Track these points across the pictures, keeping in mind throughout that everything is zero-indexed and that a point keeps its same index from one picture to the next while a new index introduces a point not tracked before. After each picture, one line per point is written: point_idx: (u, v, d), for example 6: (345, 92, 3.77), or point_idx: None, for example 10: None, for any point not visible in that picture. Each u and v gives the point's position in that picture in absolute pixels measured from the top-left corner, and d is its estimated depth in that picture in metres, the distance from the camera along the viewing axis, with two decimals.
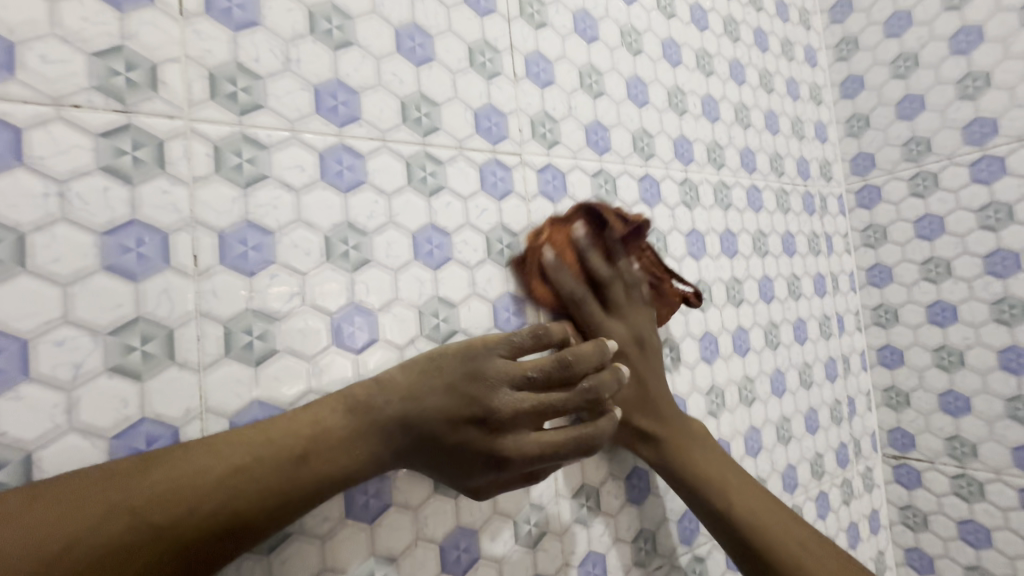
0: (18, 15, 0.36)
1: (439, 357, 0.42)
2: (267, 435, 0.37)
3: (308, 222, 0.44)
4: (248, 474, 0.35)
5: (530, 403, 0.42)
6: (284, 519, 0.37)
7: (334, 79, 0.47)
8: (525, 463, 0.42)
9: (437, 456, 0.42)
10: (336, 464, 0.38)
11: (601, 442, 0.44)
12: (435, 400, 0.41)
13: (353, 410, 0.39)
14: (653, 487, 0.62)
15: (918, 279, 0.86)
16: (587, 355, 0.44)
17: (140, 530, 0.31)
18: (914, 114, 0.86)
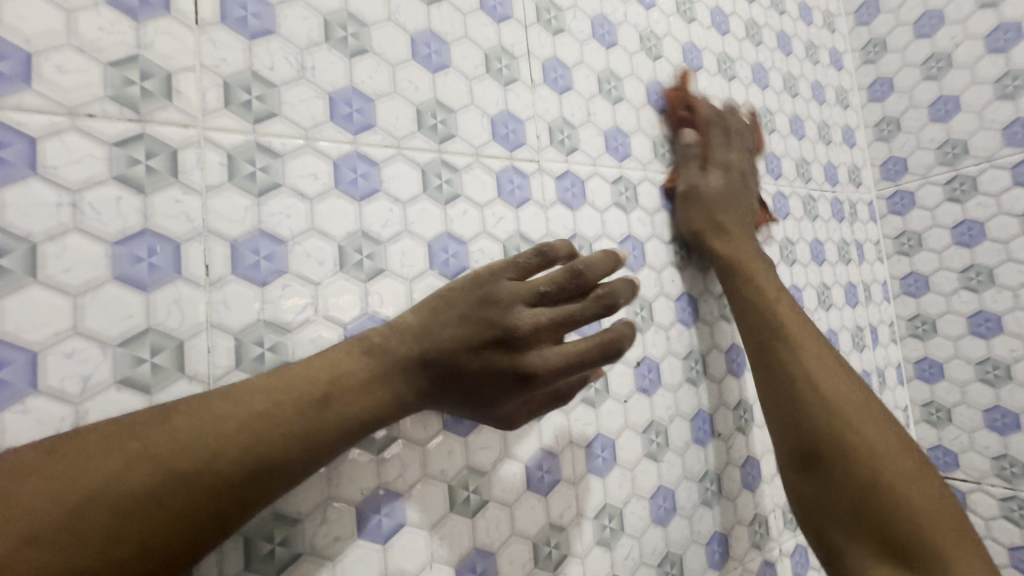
0: (35, 26, 0.36)
1: (450, 293, 0.40)
2: (286, 379, 0.36)
3: (322, 231, 0.43)
4: (273, 417, 0.34)
5: (548, 316, 0.40)
6: (313, 468, 0.36)
7: (349, 87, 0.46)
8: (552, 377, 0.40)
9: (461, 386, 0.40)
10: (359, 408, 0.37)
11: (626, 346, 0.41)
12: (450, 332, 0.39)
13: (371, 352, 0.38)
14: (678, 508, 0.59)
15: (957, 288, 0.82)
16: (598, 263, 0.42)
17: (168, 479, 0.30)
18: (948, 115, 0.82)
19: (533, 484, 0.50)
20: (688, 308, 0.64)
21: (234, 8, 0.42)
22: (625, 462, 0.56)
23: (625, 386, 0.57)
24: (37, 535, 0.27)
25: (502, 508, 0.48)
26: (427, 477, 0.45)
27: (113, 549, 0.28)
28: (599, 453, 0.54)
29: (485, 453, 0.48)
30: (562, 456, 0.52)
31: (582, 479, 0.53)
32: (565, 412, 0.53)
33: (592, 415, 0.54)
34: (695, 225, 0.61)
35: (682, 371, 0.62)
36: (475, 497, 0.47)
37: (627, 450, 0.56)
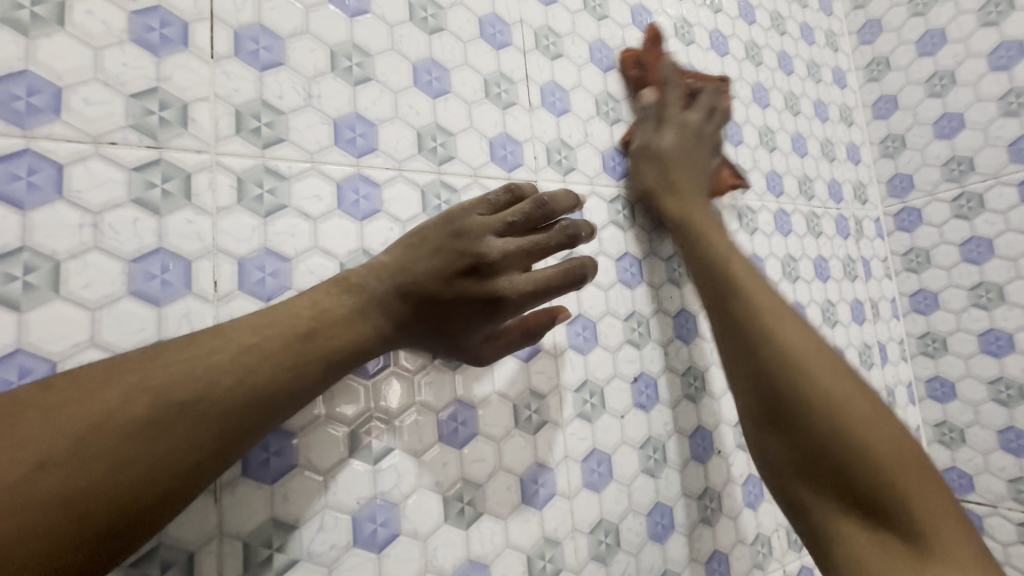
0: (67, 63, 0.39)
1: (423, 231, 0.42)
2: (269, 317, 0.37)
3: (324, 250, 0.46)
4: (259, 350, 0.36)
5: (517, 245, 0.41)
6: (303, 399, 0.38)
7: (353, 113, 0.49)
8: (519, 302, 0.42)
9: (435, 317, 0.42)
10: (343, 339, 0.39)
11: (588, 271, 0.44)
12: (424, 265, 0.41)
13: (350, 292, 0.40)
14: (677, 525, 0.59)
15: (967, 306, 0.81)
16: (562, 198, 0.44)
17: (164, 408, 0.32)
18: (953, 132, 0.82)
19: (528, 498, 0.51)
20: (687, 324, 0.64)
21: (247, 43, 0.45)
22: (621, 478, 0.56)
23: (621, 401, 0.58)
24: (46, 461, 0.28)
25: (497, 520, 0.49)
26: (423, 488, 0.46)
27: (122, 474, 0.30)
28: (595, 467, 0.55)
29: (479, 465, 0.49)
30: (557, 470, 0.53)
31: (577, 493, 0.53)
32: (560, 426, 0.54)
33: (588, 430, 0.55)
34: (645, 181, 0.60)
35: (681, 387, 0.62)
36: (470, 508, 0.48)
37: (624, 465, 0.56)
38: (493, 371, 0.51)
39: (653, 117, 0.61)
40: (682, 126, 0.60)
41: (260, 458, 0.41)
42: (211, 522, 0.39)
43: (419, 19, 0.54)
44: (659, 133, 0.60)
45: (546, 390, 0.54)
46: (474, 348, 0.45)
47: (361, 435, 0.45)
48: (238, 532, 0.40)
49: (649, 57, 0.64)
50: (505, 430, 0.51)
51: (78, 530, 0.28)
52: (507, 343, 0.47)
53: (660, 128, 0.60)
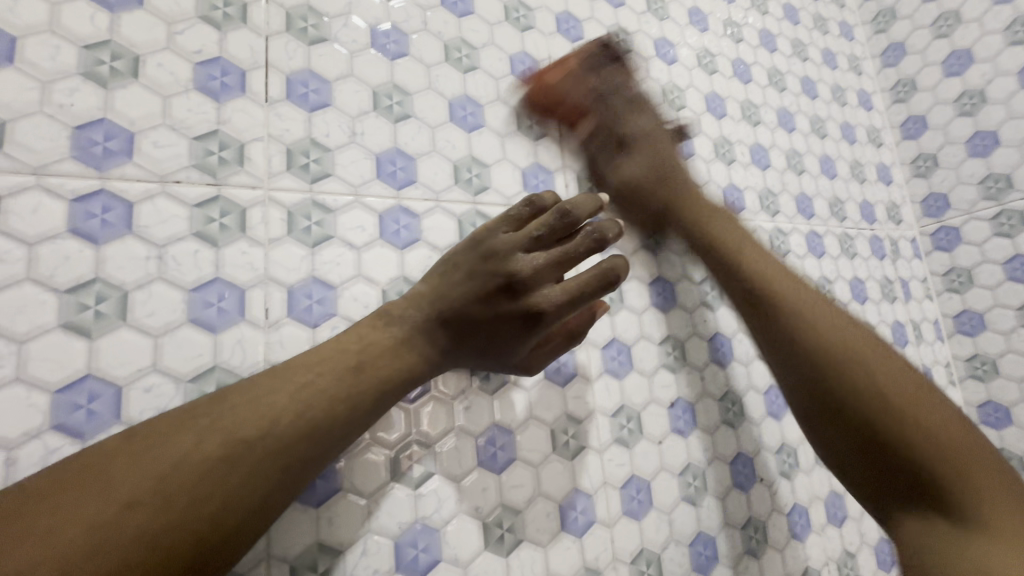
0: (140, 111, 0.43)
1: (453, 256, 0.44)
2: (319, 354, 0.39)
3: (367, 277, 0.48)
4: (314, 386, 0.37)
5: (545, 258, 0.42)
6: (356, 429, 0.39)
7: (394, 148, 0.51)
8: (558, 313, 0.43)
9: (476, 337, 0.43)
10: (392, 369, 0.40)
11: (622, 271, 0.43)
12: (461, 289, 0.42)
13: (396, 321, 0.42)
14: (721, 556, 0.57)
15: (1016, 326, 0.77)
16: (583, 204, 0.45)
17: (232, 446, 0.33)
18: (987, 150, 0.81)
19: (567, 525, 0.50)
20: (722, 349, 0.63)
21: (298, 87, 0.49)
22: (661, 505, 0.55)
23: (658, 426, 0.57)
24: (133, 501, 0.30)
25: (536, 548, 0.48)
26: (464, 512, 0.46)
27: (198, 508, 0.31)
28: (634, 494, 0.54)
29: (518, 491, 0.49)
30: (596, 497, 0.52)
31: (617, 521, 0.52)
32: (598, 452, 0.53)
33: (627, 456, 0.54)
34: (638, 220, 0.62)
35: (718, 413, 0.61)
36: (510, 535, 0.48)
37: (664, 493, 0.55)
38: (530, 396, 0.52)
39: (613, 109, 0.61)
40: (644, 150, 0.61)
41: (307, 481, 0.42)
42: (261, 545, 0.40)
43: (454, 59, 0.57)
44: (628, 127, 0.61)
45: (582, 415, 0.53)
46: (520, 362, 0.46)
47: (402, 460, 0.45)
48: (285, 556, 0.40)
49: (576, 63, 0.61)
50: (543, 455, 0.51)
51: (163, 563, 0.29)
52: (553, 355, 0.47)
53: (620, 166, 0.60)
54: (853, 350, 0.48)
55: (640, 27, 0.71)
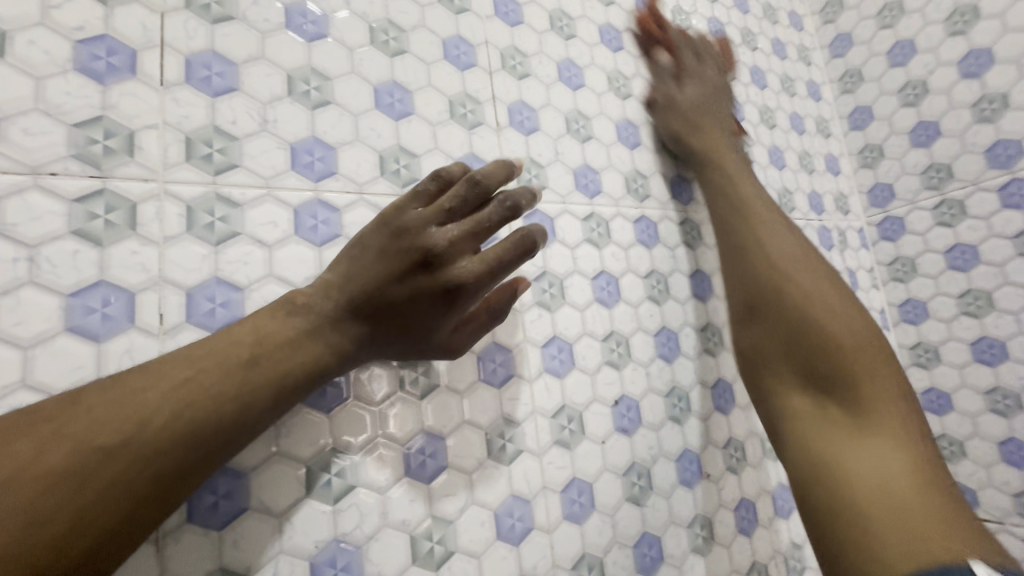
0: (6, 94, 0.38)
1: (363, 239, 0.40)
2: (204, 348, 0.35)
3: (280, 277, 0.44)
4: (198, 384, 0.33)
5: (459, 229, 0.39)
6: (247, 431, 0.35)
7: (311, 137, 0.48)
8: (477, 286, 0.39)
9: (391, 321, 0.40)
10: (291, 362, 0.37)
11: (540, 240, 0.41)
12: (371, 271, 0.39)
13: (298, 312, 0.38)
14: (666, 556, 0.55)
15: (957, 314, 0.79)
16: (495, 172, 0.41)
17: (90, 454, 0.29)
18: (929, 141, 0.81)
19: (503, 534, 0.48)
20: (668, 344, 0.62)
21: (199, 69, 0.44)
22: (604, 507, 0.53)
23: (602, 425, 0.55)
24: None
25: (470, 559, 0.46)
26: (389, 526, 0.44)
27: (40, 529, 0.27)
28: (575, 497, 0.52)
29: (450, 501, 0.46)
30: (534, 502, 0.50)
31: (557, 527, 0.50)
32: (537, 456, 0.51)
33: (567, 458, 0.52)
34: (672, 128, 0.66)
35: (664, 409, 0.59)
36: (440, 548, 0.45)
37: (607, 494, 0.54)
38: (463, 399, 0.49)
39: (670, 78, 0.68)
40: (703, 79, 0.67)
41: (208, 502, 0.38)
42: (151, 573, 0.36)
43: (381, 41, 0.53)
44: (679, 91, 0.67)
45: (520, 418, 0.51)
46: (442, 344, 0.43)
47: (319, 474, 0.42)
48: None
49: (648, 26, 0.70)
50: (477, 461, 0.48)
51: None
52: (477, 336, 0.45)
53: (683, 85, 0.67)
54: (807, 286, 0.51)
55: (584, 12, 0.68)
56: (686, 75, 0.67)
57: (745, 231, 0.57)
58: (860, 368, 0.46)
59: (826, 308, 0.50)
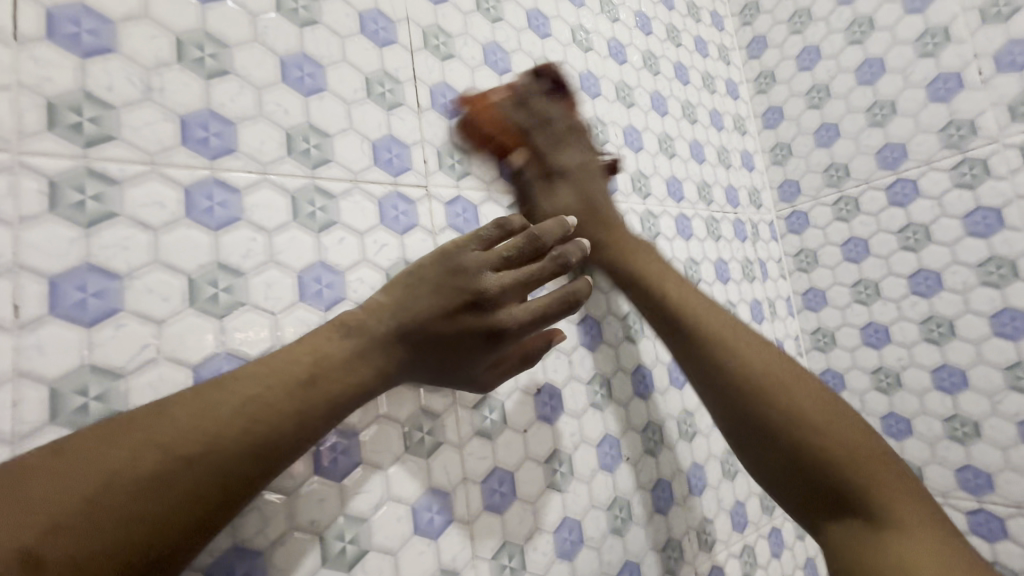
0: None
1: (420, 272, 0.44)
2: (270, 366, 0.37)
3: (167, 264, 0.40)
4: (267, 400, 0.36)
5: (514, 277, 0.45)
6: (306, 445, 0.38)
7: (206, 109, 0.43)
8: (520, 330, 0.45)
9: (438, 350, 0.43)
10: (346, 382, 0.39)
11: (582, 295, 0.49)
12: (424, 303, 0.43)
13: (351, 334, 0.41)
14: (586, 539, 0.57)
15: (850, 302, 0.86)
16: (550, 230, 0.48)
17: (173, 463, 0.32)
18: (831, 141, 0.88)
19: (421, 528, 0.47)
20: (591, 332, 0.63)
21: (64, 24, 0.39)
22: (525, 496, 0.53)
23: (524, 415, 0.55)
24: (58, 524, 0.28)
25: (385, 557, 0.44)
26: (297, 529, 0.41)
27: (131, 530, 0.30)
28: (496, 487, 0.52)
29: (364, 498, 0.44)
30: (454, 495, 0.49)
31: (477, 518, 0.50)
32: (457, 447, 0.50)
33: (488, 448, 0.52)
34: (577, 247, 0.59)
35: (586, 396, 0.61)
36: (352, 548, 0.43)
37: (528, 483, 0.54)
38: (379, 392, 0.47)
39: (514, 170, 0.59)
40: (569, 174, 0.59)
41: None
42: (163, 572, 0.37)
43: (289, 9, 0.49)
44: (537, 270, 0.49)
45: (440, 409, 0.50)
46: (475, 377, 0.47)
47: None
48: None
49: (485, 118, 0.57)
50: (393, 456, 0.47)
51: None
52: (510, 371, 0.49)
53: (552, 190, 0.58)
54: (730, 345, 0.52)
55: None
56: (558, 173, 0.58)
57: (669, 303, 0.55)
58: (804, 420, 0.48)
59: (748, 359, 0.51)
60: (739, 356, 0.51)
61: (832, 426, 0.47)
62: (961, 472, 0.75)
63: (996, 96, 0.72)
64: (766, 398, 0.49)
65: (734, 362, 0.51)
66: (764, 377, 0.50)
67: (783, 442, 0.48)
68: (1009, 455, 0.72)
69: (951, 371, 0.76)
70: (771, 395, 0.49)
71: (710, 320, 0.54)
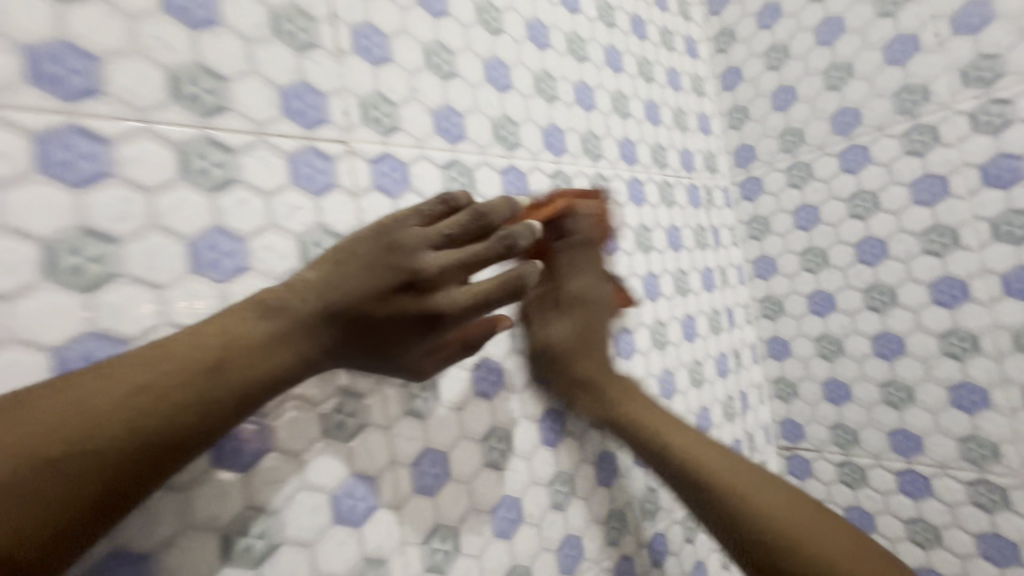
0: None
1: (350, 247, 0.39)
2: (167, 350, 0.32)
3: (14, 229, 0.33)
4: (160, 390, 0.31)
5: (453, 257, 0.39)
6: (212, 440, 0.33)
7: (59, 40, 0.36)
8: (460, 317, 0.40)
9: (367, 333, 0.38)
10: (259, 370, 0.34)
11: (530, 280, 0.42)
12: (354, 281, 0.37)
13: (267, 314, 0.36)
14: (526, 516, 0.55)
15: (799, 270, 0.86)
16: (499, 207, 0.42)
17: (34, 466, 0.27)
18: (787, 105, 0.85)
19: (342, 516, 0.43)
20: None
21: None
22: (460, 476, 0.51)
23: (460, 392, 0.52)
24: None
25: (300, 549, 0.41)
26: (193, 527, 0.37)
27: None
28: (428, 469, 0.49)
29: (274, 489, 0.40)
30: (380, 480, 0.46)
31: (406, 502, 0.47)
32: (384, 429, 0.46)
33: (419, 429, 0.49)
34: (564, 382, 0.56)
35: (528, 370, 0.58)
36: (261, 542, 0.39)
37: (463, 462, 0.51)
38: None
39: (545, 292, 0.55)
40: (575, 304, 0.54)
41: None
42: None
43: None
44: (564, 281, 0.54)
45: (364, 389, 0.46)
46: (413, 365, 0.42)
47: None
48: None
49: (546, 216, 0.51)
50: (310, 442, 0.43)
51: None
52: (452, 358, 0.45)
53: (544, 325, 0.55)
54: (672, 437, 0.53)
55: None
56: (564, 304, 0.54)
57: (600, 395, 0.56)
58: (753, 504, 0.49)
59: (692, 452, 0.53)
60: (678, 454, 0.53)
61: (774, 499, 0.49)
62: (894, 435, 0.78)
63: (951, 59, 0.70)
64: (714, 487, 0.51)
65: (678, 459, 0.53)
66: (705, 461, 0.52)
67: (741, 529, 0.49)
68: (938, 418, 0.74)
69: (890, 339, 0.77)
70: (715, 483, 0.51)
71: (650, 417, 0.55)
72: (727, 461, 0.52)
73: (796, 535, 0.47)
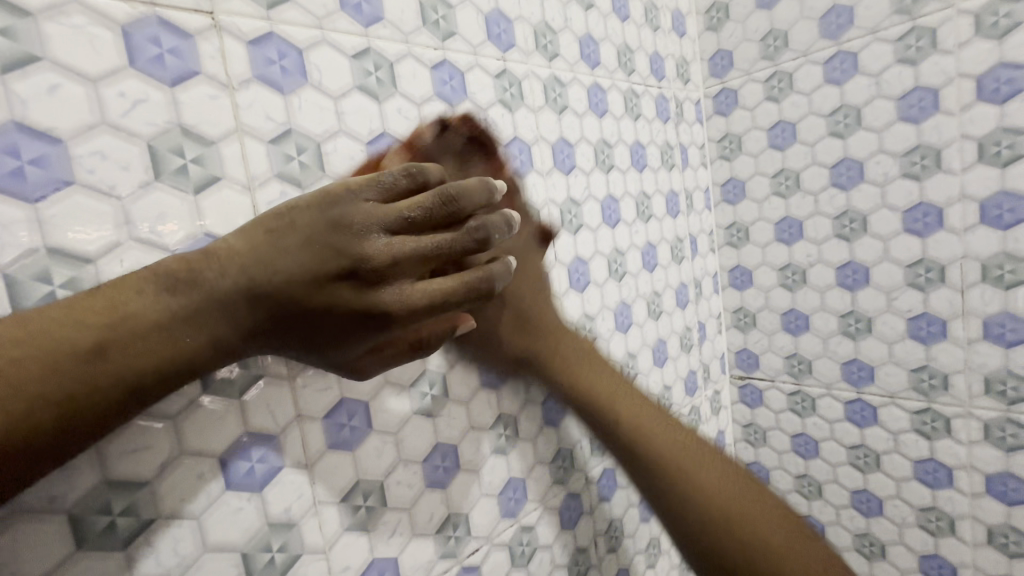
0: None
1: (287, 215, 0.31)
2: (28, 329, 0.26)
3: None
4: (12, 380, 0.24)
5: (410, 248, 0.31)
6: (87, 440, 0.27)
7: None
8: (409, 321, 0.32)
9: (298, 324, 0.31)
10: (158, 358, 0.28)
11: (498, 286, 0.34)
12: (288, 258, 0.30)
13: (172, 287, 0.28)
14: (463, 464, 0.50)
15: (769, 194, 0.79)
16: (473, 190, 0.34)
17: None
18: (773, 2, 0.74)
19: (235, 482, 0.37)
20: None
21: None
22: (385, 427, 0.45)
23: None
24: None
25: (183, 523, 0.35)
26: (34, 511, 0.30)
27: None
28: (344, 422, 0.42)
29: (142, 459, 0.33)
30: (284, 439, 0.39)
31: (319, 460, 0.41)
32: (286, 381, 0.39)
33: (332, 378, 0.41)
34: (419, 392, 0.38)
35: None
36: (127, 520, 0.33)
37: (388, 412, 0.45)
38: None
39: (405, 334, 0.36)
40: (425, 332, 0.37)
41: None
42: None
43: None
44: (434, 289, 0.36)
45: None
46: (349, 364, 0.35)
47: None
48: None
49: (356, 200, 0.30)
50: (186, 401, 0.35)
51: None
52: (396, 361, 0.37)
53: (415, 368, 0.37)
54: (627, 411, 0.50)
55: None
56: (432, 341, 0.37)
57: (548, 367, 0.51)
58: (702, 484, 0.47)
59: (649, 426, 0.50)
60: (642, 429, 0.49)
61: (718, 482, 0.48)
62: (847, 365, 0.77)
63: None
64: (673, 466, 0.48)
65: (642, 437, 0.49)
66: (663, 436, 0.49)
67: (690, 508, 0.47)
68: (893, 349, 0.72)
69: (855, 269, 0.74)
70: (676, 460, 0.48)
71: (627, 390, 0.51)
72: (686, 445, 0.49)
73: (733, 517, 0.46)
